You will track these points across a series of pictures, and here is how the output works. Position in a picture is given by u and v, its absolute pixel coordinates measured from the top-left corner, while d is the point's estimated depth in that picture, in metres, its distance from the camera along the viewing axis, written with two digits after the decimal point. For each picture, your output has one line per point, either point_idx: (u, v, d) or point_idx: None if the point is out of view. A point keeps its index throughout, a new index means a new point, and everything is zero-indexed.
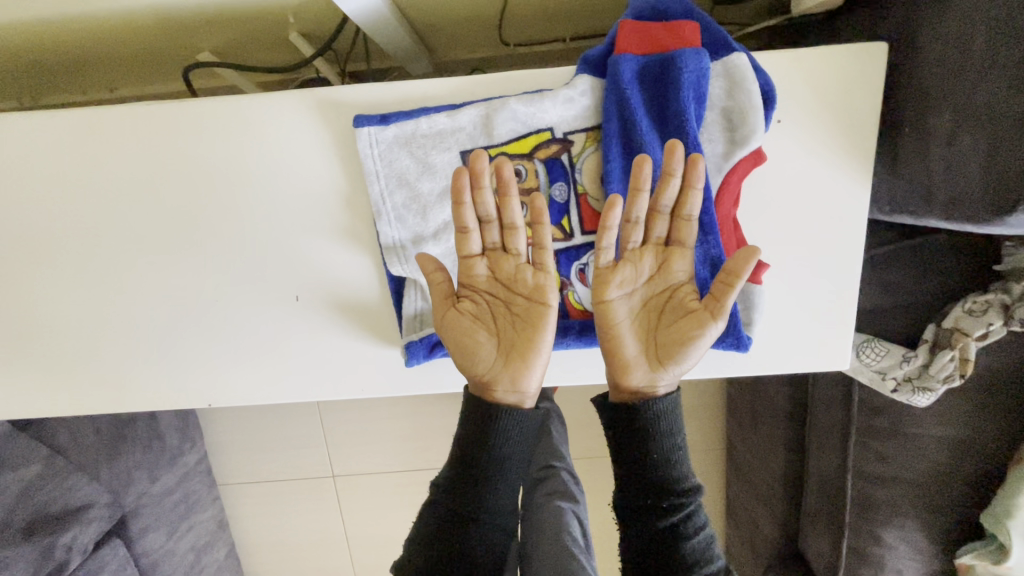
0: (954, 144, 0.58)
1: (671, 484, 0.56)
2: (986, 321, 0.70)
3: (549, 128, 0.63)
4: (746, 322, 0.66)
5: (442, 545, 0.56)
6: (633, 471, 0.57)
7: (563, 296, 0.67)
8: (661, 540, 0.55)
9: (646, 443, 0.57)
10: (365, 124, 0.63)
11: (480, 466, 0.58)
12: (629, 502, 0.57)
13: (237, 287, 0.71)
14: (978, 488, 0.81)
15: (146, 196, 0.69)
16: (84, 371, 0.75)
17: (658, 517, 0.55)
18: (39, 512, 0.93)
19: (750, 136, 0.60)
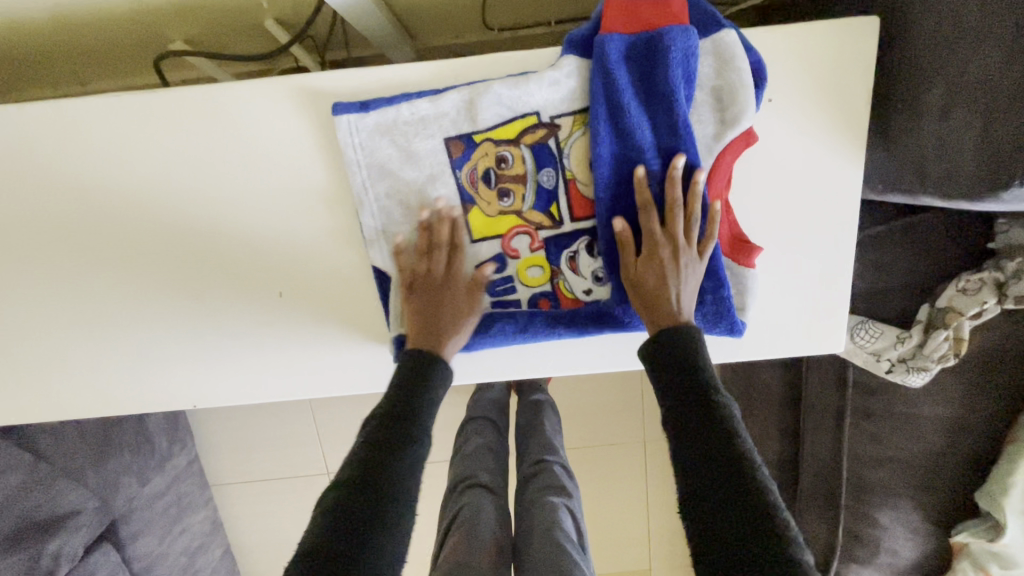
0: (947, 119, 0.57)
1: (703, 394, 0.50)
2: (980, 300, 0.70)
3: (535, 112, 0.61)
4: (740, 306, 0.65)
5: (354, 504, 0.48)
6: (677, 412, 0.50)
7: (554, 284, 0.66)
8: (717, 486, 0.45)
9: (687, 378, 0.51)
10: (344, 111, 0.61)
11: (394, 441, 0.53)
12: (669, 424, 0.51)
13: (220, 285, 0.69)
14: (972, 468, 0.82)
15: (120, 193, 0.67)
16: (62, 374, 0.73)
17: (709, 438, 0.47)
18: (26, 519, 0.91)
19: (740, 115, 0.59)
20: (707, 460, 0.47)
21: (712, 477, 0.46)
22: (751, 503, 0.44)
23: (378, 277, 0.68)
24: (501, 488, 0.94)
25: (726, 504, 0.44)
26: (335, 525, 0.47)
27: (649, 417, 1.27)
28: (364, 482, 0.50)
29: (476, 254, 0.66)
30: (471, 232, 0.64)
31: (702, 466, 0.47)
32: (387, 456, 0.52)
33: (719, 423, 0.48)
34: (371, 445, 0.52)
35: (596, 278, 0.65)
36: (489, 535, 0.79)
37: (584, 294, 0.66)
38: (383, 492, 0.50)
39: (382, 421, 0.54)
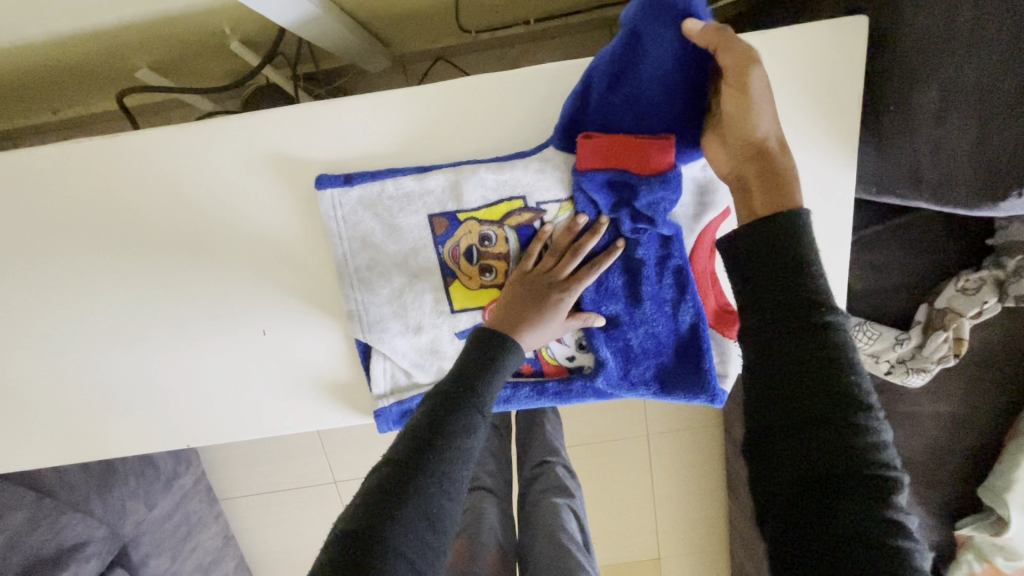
0: (942, 124, 0.55)
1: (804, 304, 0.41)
2: (981, 299, 0.68)
3: (521, 197, 0.61)
4: (721, 374, 0.68)
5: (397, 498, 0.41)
6: (767, 319, 0.42)
7: (537, 353, 0.68)
8: (805, 409, 0.39)
9: (789, 273, 0.42)
10: (329, 184, 0.61)
11: (434, 451, 0.44)
12: (765, 339, 0.42)
13: (204, 325, 0.67)
14: (976, 461, 0.81)
15: (92, 236, 0.64)
16: (40, 424, 0.70)
17: (798, 368, 0.40)
18: (33, 556, 0.92)
19: (720, 202, 0.61)
20: (799, 379, 0.40)
21: (801, 400, 0.39)
22: (839, 405, 0.39)
23: (361, 347, 0.67)
24: (505, 493, 0.94)
25: (810, 430, 0.39)
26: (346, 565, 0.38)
27: (652, 412, 1.26)
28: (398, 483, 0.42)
29: (456, 324, 0.66)
30: (452, 303, 0.65)
31: (785, 380, 0.40)
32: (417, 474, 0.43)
33: (821, 334, 0.40)
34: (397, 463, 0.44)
35: (579, 346, 0.67)
36: (492, 542, 0.78)
37: (568, 360, 0.68)
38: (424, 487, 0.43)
39: (408, 434, 0.46)
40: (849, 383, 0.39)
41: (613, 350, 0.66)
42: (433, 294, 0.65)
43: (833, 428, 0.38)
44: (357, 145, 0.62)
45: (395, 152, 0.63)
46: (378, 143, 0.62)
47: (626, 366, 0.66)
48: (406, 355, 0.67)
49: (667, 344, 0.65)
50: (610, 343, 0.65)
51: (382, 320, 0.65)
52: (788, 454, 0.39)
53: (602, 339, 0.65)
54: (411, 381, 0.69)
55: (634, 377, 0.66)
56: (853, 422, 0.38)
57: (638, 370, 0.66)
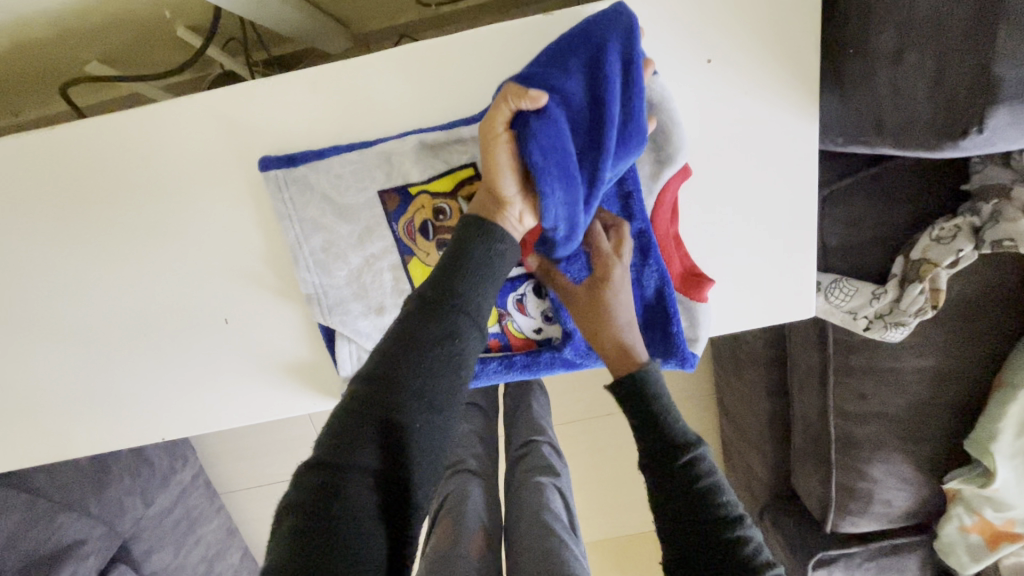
0: (901, 64, 0.53)
1: (671, 438, 0.49)
2: (956, 248, 0.66)
3: (471, 164, 0.60)
4: (692, 338, 0.66)
5: (372, 418, 0.41)
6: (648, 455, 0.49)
7: (502, 326, 0.67)
8: (693, 529, 0.45)
9: (652, 415, 0.50)
10: (272, 167, 0.60)
11: (418, 373, 0.43)
12: (652, 471, 0.49)
13: (164, 318, 0.67)
14: (961, 413, 0.80)
15: (45, 234, 0.63)
16: (12, 427, 0.70)
17: (679, 493, 0.46)
18: (30, 556, 0.93)
19: (675, 154, 0.58)
20: (680, 504, 0.46)
21: (684, 518, 0.45)
22: (714, 519, 0.45)
23: (324, 331, 0.67)
24: (491, 474, 0.93)
25: (701, 551, 0.44)
26: (309, 522, 0.37)
27: None
28: (378, 402, 0.41)
29: None
30: (412, 282, 0.64)
31: (667, 503, 0.47)
32: (397, 395, 0.42)
33: (688, 467, 0.47)
34: (358, 404, 0.42)
35: (545, 318, 0.66)
36: (476, 523, 0.76)
37: (535, 332, 0.67)
38: (401, 406, 0.42)
39: (393, 344, 0.43)
40: (719, 506, 0.45)
41: None
42: (392, 271, 0.64)
43: (717, 545, 0.43)
44: (302, 123, 0.61)
45: (342, 128, 0.61)
46: (323, 120, 0.61)
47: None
48: (370, 337, 0.66)
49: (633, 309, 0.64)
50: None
51: (342, 301, 0.64)
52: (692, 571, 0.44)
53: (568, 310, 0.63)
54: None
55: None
56: (731, 534, 0.44)
57: None
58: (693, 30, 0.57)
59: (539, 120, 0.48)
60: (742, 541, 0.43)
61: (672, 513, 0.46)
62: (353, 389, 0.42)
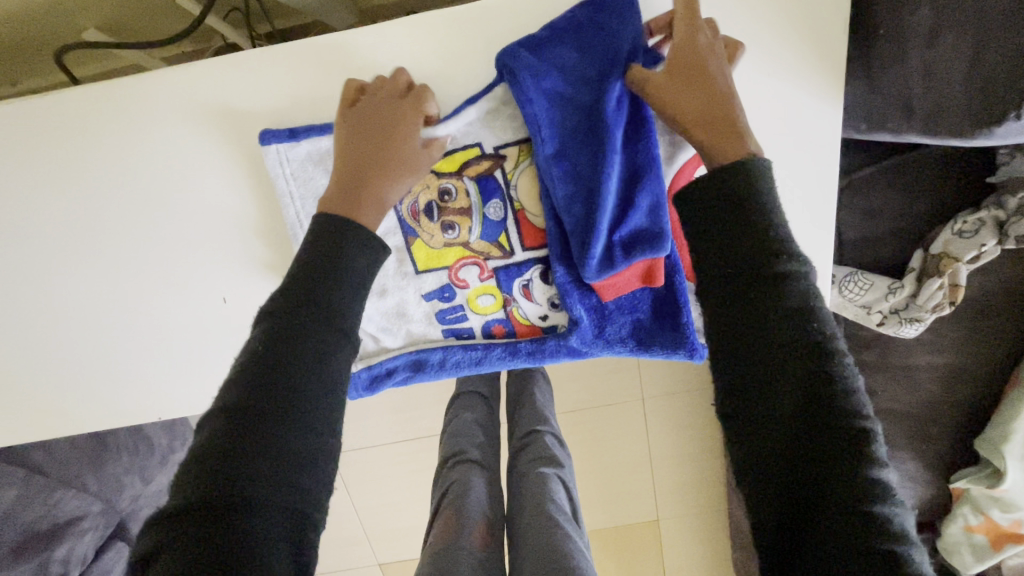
0: (935, 45, 0.51)
1: (767, 242, 0.39)
2: (978, 242, 0.63)
3: (477, 144, 0.59)
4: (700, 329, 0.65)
5: (240, 445, 0.37)
6: (727, 275, 0.39)
7: (507, 312, 0.65)
8: (777, 345, 0.36)
9: (741, 224, 0.40)
10: (273, 140, 0.57)
11: (288, 385, 0.39)
12: (731, 277, 0.39)
13: (161, 293, 0.65)
14: (972, 413, 0.79)
15: (42, 206, 0.62)
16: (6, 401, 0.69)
17: (765, 305, 0.37)
18: (29, 531, 0.93)
19: None
20: (759, 329, 0.37)
21: (768, 337, 0.37)
22: (807, 349, 0.36)
23: None
24: (493, 463, 0.91)
25: (785, 374, 0.36)
26: (205, 536, 0.34)
27: (645, 374, 1.24)
28: (244, 426, 0.38)
29: (422, 285, 0.64)
30: (414, 263, 0.63)
31: (741, 327, 0.38)
32: (269, 412, 0.38)
33: (781, 280, 0.38)
34: (249, 402, 0.38)
35: (551, 304, 0.64)
36: (478, 515, 0.75)
37: (541, 319, 0.65)
38: (272, 425, 0.38)
39: (254, 363, 0.40)
40: (812, 334, 0.36)
41: (587, 307, 0.62)
42: (395, 253, 0.62)
43: (806, 368, 0.35)
44: (307, 97, 0.59)
45: None
46: (329, 94, 0.59)
47: (601, 325, 0.63)
48: (372, 319, 0.65)
49: (642, 298, 0.63)
50: (584, 301, 0.62)
51: None
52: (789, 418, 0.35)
53: (575, 298, 0.61)
54: (381, 346, 0.67)
55: (610, 336, 0.63)
56: (823, 362, 0.36)
57: (613, 328, 0.63)
58: (714, 8, 0.55)
59: (542, 118, 0.54)
60: (836, 372, 0.35)
61: (750, 324, 0.37)
62: (214, 422, 0.38)
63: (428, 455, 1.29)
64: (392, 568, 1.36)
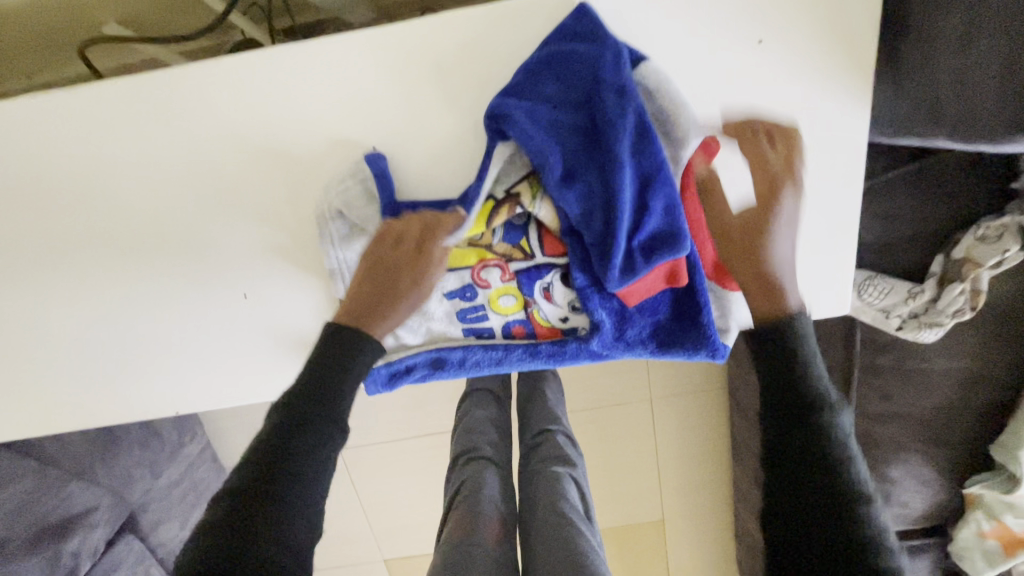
0: (966, 51, 0.51)
1: (809, 393, 0.47)
2: (1001, 248, 0.64)
3: (491, 197, 0.59)
4: (723, 328, 0.64)
5: (269, 461, 0.44)
6: (777, 418, 0.47)
7: (528, 313, 0.65)
8: (823, 488, 0.43)
9: (788, 373, 0.48)
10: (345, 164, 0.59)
11: (316, 418, 0.47)
12: (780, 415, 0.47)
13: (181, 287, 0.65)
14: (988, 419, 0.79)
15: (64, 197, 0.62)
16: (24, 393, 0.69)
17: (806, 443, 0.45)
18: (41, 522, 0.91)
19: (688, 136, 0.54)
20: (804, 464, 0.44)
21: (814, 479, 0.44)
22: (844, 489, 0.43)
23: None
24: (505, 462, 0.92)
25: (831, 518, 0.42)
26: (232, 538, 0.41)
27: (654, 375, 1.22)
28: (276, 449, 0.45)
29: (443, 284, 0.63)
30: None
31: (786, 455, 0.45)
32: (298, 437, 0.45)
33: (824, 423, 0.45)
34: (276, 434, 0.45)
35: (572, 307, 0.64)
36: (492, 513, 0.75)
37: (561, 320, 0.65)
38: (298, 448, 0.45)
39: (299, 390, 0.48)
40: (846, 473, 0.44)
41: (609, 311, 0.62)
42: None
43: (846, 512, 0.42)
44: (332, 92, 0.59)
45: (372, 100, 0.59)
46: (356, 90, 0.59)
47: (621, 327, 0.63)
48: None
49: (663, 300, 0.63)
50: (606, 304, 0.61)
51: None
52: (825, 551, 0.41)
53: (596, 301, 0.61)
54: (399, 344, 0.67)
55: (631, 338, 0.63)
56: (859, 503, 0.42)
57: (633, 330, 0.63)
58: (745, 9, 0.54)
59: (541, 149, 0.53)
60: (870, 514, 0.42)
61: (795, 463, 0.45)
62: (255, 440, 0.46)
63: (436, 452, 1.29)
64: (397, 562, 1.37)
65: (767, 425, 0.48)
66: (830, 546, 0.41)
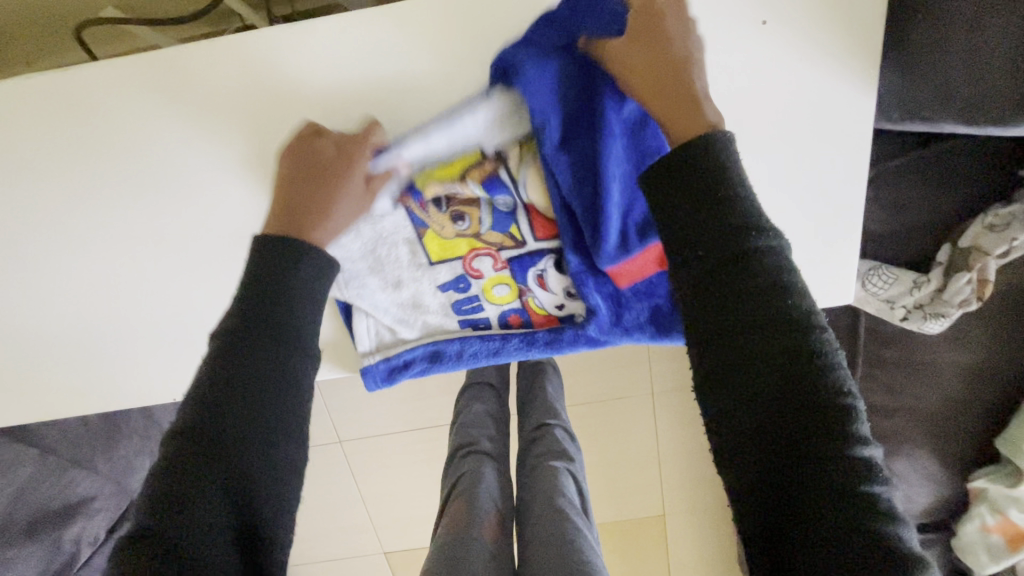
0: (976, 32, 0.51)
1: (738, 221, 0.36)
2: (1009, 237, 0.62)
3: (476, 146, 0.53)
4: None
5: (205, 409, 0.39)
6: (702, 274, 0.36)
7: (523, 302, 0.64)
8: (765, 350, 0.33)
9: (709, 208, 0.37)
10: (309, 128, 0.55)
11: (250, 358, 0.41)
12: (702, 270, 0.36)
13: (178, 273, 0.65)
14: (995, 413, 0.78)
15: (62, 183, 0.62)
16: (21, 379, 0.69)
17: (741, 298, 0.35)
18: (41, 508, 0.93)
19: None
20: (742, 328, 0.34)
21: (754, 343, 0.34)
22: (796, 348, 0.33)
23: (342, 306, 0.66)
24: (503, 455, 0.91)
25: (783, 392, 0.32)
26: (169, 496, 0.37)
27: (655, 369, 1.22)
28: (210, 396, 0.40)
29: (436, 277, 0.63)
30: (428, 256, 0.62)
31: (720, 326, 0.35)
32: (231, 381, 0.40)
33: (757, 266, 0.35)
34: (212, 381, 0.40)
35: (567, 294, 0.63)
36: (489, 507, 0.75)
37: (557, 308, 0.64)
38: (234, 393, 0.40)
39: (230, 330, 0.43)
40: (798, 326, 0.34)
41: (604, 296, 0.61)
42: (407, 245, 0.61)
43: (803, 376, 0.32)
44: (330, 76, 0.59)
45: (370, 83, 0.59)
46: (355, 75, 0.59)
47: (618, 313, 0.62)
48: (388, 311, 0.65)
49: (660, 283, 0.60)
50: (601, 288, 0.60)
51: (358, 275, 0.63)
52: (772, 429, 0.32)
53: (590, 286, 0.59)
54: (396, 337, 0.67)
55: (628, 323, 0.62)
56: (814, 360, 0.33)
57: (630, 315, 0.62)
58: None
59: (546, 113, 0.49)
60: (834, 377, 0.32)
61: (730, 327, 0.35)
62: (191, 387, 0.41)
63: (436, 445, 1.28)
64: (397, 556, 1.37)
65: (685, 290, 0.37)
66: (781, 424, 0.32)
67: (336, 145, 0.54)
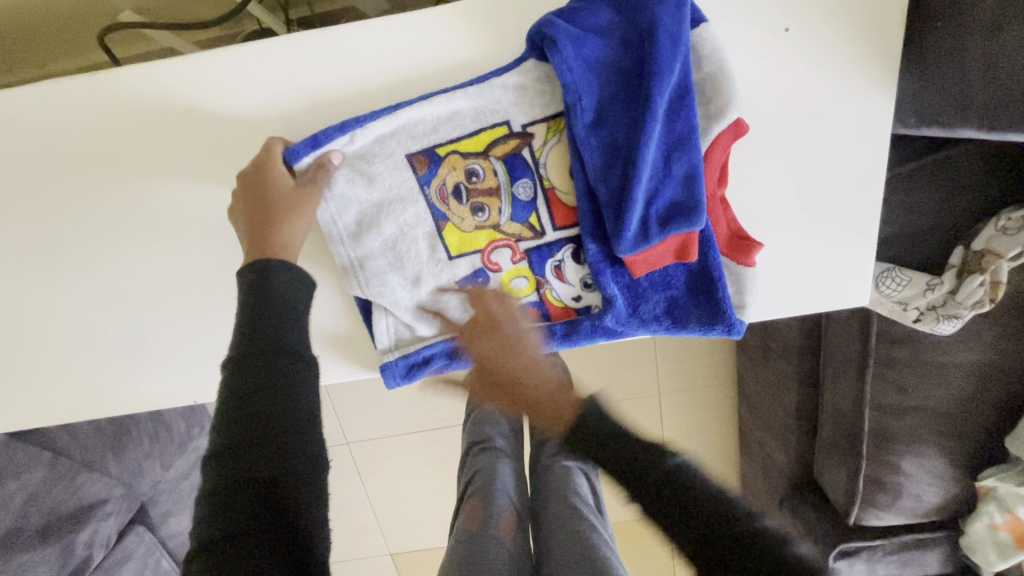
0: (996, 40, 0.52)
1: None
2: (1023, 240, 0.64)
3: (505, 122, 0.58)
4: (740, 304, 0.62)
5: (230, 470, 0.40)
6: None
7: (541, 295, 0.64)
8: None
9: None
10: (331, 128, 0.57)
11: (261, 406, 0.42)
12: None
13: (202, 275, 0.65)
14: (1005, 411, 0.79)
15: (86, 185, 0.61)
16: (40, 382, 0.69)
17: None
18: (52, 512, 0.92)
19: (725, 108, 0.54)
20: None
21: None
22: None
23: (361, 305, 0.66)
24: (517, 454, 0.92)
25: None
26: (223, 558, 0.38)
27: (662, 371, 1.21)
28: (233, 457, 0.41)
29: (455, 271, 0.63)
30: (448, 250, 0.62)
31: None
32: (247, 436, 0.41)
33: None
34: (231, 440, 0.41)
35: (584, 285, 0.63)
36: (505, 505, 0.76)
37: (574, 300, 0.64)
38: (255, 445, 0.41)
39: (233, 390, 0.43)
40: None
41: (620, 286, 0.62)
42: (427, 240, 0.61)
43: None
44: (357, 81, 0.60)
45: (396, 88, 0.60)
46: (383, 80, 0.60)
47: (635, 304, 0.63)
48: (409, 308, 0.65)
49: (676, 274, 0.61)
50: (617, 278, 0.61)
51: (379, 273, 0.62)
52: None
53: (608, 276, 0.60)
54: (415, 335, 0.67)
55: (645, 314, 0.63)
56: None
57: (647, 306, 0.63)
58: None
59: (575, 96, 0.53)
60: None
61: None
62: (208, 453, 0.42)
63: (445, 446, 1.29)
64: (405, 556, 1.37)
65: None
66: None
67: (262, 185, 0.57)
